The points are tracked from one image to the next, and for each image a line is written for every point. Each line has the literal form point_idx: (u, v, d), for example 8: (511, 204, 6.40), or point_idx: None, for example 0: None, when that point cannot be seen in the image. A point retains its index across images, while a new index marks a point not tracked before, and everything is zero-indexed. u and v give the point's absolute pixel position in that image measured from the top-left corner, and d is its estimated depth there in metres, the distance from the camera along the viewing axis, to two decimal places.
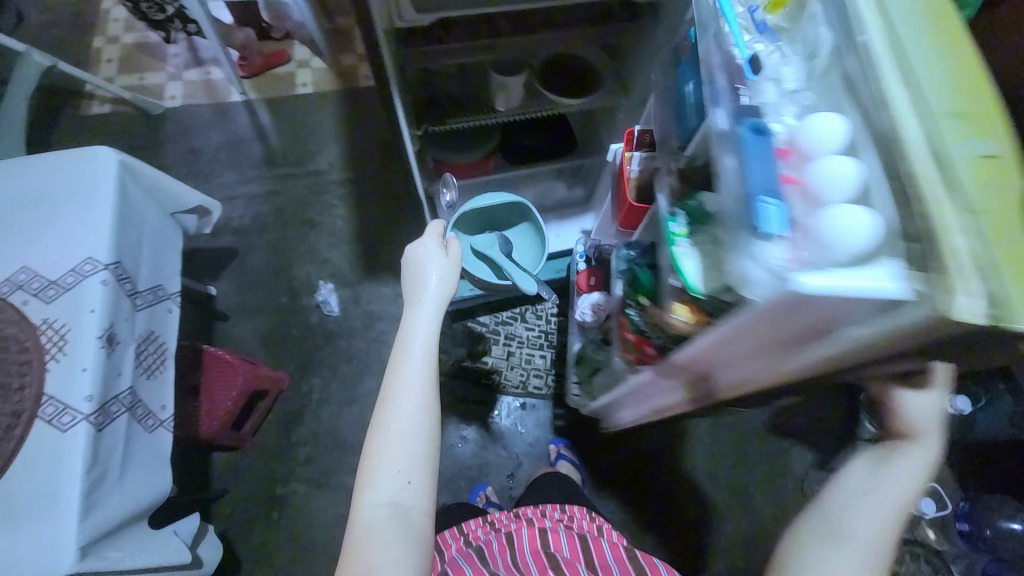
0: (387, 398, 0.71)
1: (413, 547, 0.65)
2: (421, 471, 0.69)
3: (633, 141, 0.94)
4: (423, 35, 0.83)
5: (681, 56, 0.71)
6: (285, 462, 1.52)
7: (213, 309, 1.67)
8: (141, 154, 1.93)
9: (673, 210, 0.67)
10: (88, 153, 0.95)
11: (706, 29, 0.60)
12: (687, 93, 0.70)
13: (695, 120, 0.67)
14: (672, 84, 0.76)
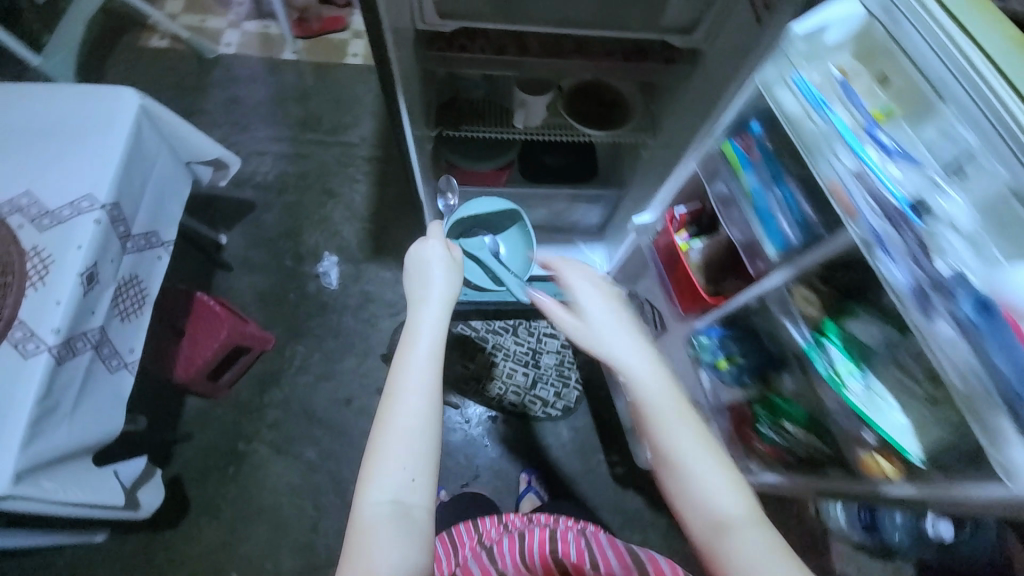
0: (395, 391, 0.67)
1: (415, 548, 0.60)
2: (425, 469, 0.65)
3: (682, 224, 0.95)
4: (449, 41, 0.81)
5: (750, 158, 0.76)
6: (253, 420, 1.55)
7: (219, 258, 1.71)
8: (187, 94, 1.98)
9: (817, 342, 0.74)
10: (116, 93, 0.98)
11: (835, 165, 0.62)
12: (776, 200, 0.73)
13: (801, 231, 0.70)
14: (736, 184, 0.79)
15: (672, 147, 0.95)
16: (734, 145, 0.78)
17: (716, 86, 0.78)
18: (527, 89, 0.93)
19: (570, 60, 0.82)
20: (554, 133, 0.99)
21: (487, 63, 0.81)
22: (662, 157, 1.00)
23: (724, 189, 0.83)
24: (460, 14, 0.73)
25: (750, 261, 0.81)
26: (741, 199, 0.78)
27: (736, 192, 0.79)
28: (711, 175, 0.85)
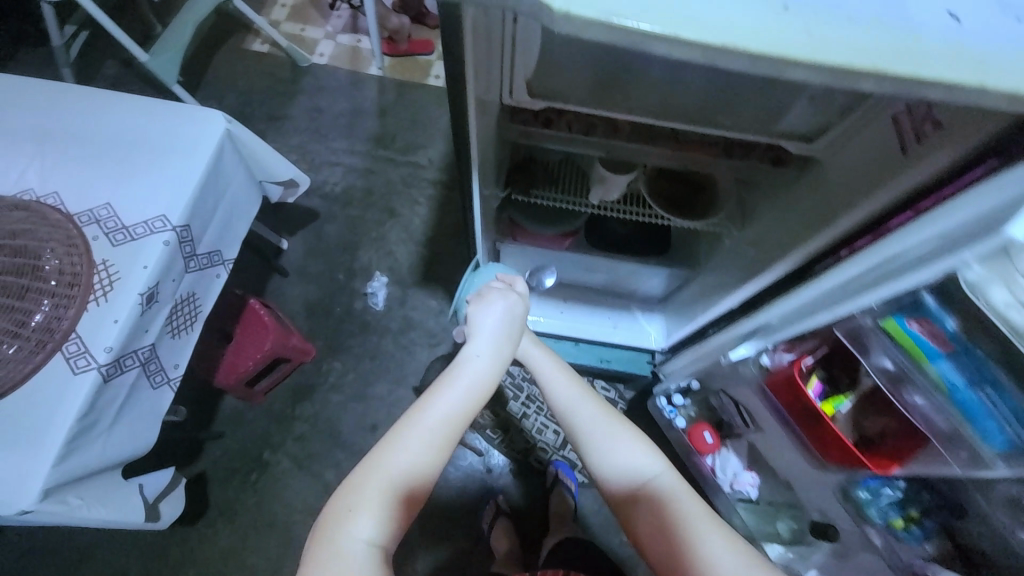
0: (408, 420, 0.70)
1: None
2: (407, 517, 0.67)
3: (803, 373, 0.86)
4: (535, 113, 0.76)
5: (944, 347, 0.57)
6: (281, 430, 1.56)
7: (277, 263, 1.75)
8: (276, 99, 2.06)
9: None
10: (204, 114, 1.01)
11: None
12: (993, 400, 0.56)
13: None
14: (916, 368, 0.63)
15: (760, 248, 0.85)
16: (909, 328, 0.60)
17: (827, 204, 0.68)
18: (609, 166, 0.86)
19: (661, 148, 0.75)
20: (631, 211, 0.94)
21: (570, 141, 0.76)
22: (746, 254, 0.90)
23: (891, 364, 0.67)
24: (550, 94, 0.67)
25: (949, 455, 0.68)
26: (930, 391, 0.63)
27: (921, 382, 0.64)
28: (860, 345, 0.70)
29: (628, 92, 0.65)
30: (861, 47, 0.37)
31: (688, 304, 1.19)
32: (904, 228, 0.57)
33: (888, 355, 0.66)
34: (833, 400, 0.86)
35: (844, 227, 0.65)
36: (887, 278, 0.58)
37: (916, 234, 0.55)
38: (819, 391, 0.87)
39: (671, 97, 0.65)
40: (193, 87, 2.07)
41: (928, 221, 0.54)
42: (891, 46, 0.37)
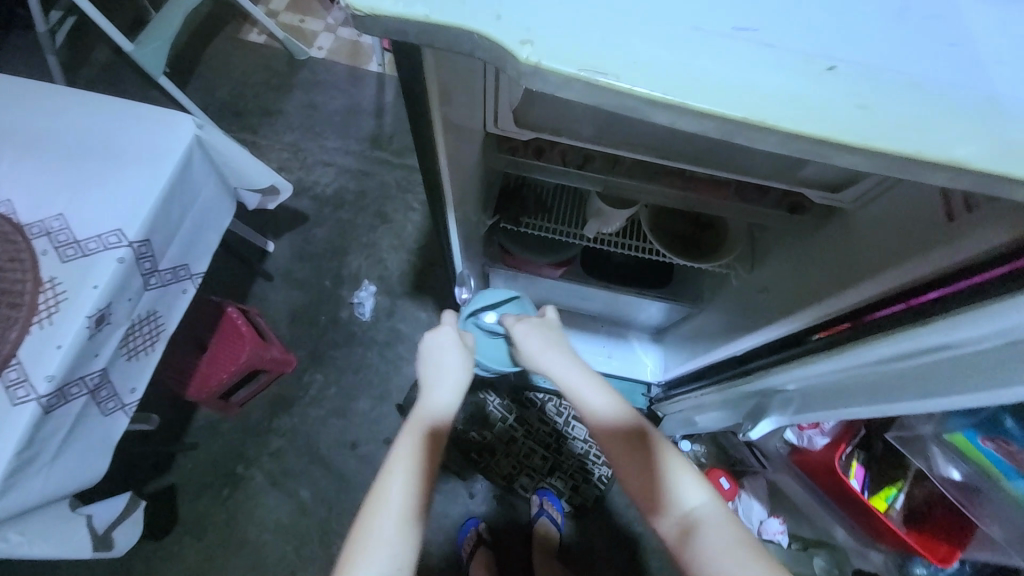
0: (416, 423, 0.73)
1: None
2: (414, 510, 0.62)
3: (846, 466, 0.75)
4: (524, 141, 0.68)
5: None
6: (257, 443, 1.49)
7: (261, 266, 1.68)
8: (270, 93, 1.98)
9: None
10: (171, 118, 0.93)
11: None
12: None
13: None
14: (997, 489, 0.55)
15: (771, 295, 0.77)
16: (982, 446, 0.53)
17: (849, 263, 0.60)
18: (608, 198, 0.78)
19: (666, 188, 0.67)
20: (630, 245, 0.87)
21: (562, 174, 0.68)
22: (755, 301, 0.82)
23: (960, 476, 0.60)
24: (539, 125, 0.59)
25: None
26: (1010, 508, 0.57)
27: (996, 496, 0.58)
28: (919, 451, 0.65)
29: (629, 131, 0.57)
30: (906, 128, 0.30)
31: (694, 338, 1.08)
32: (881, 337, 0.54)
33: (955, 468, 0.61)
34: (883, 492, 0.78)
35: (863, 295, 0.57)
36: (897, 386, 0.54)
37: (895, 347, 0.53)
38: (864, 478, 0.79)
39: (676, 139, 0.57)
40: (185, 77, 1.99)
41: (905, 339, 0.51)
42: (940, 126, 0.30)
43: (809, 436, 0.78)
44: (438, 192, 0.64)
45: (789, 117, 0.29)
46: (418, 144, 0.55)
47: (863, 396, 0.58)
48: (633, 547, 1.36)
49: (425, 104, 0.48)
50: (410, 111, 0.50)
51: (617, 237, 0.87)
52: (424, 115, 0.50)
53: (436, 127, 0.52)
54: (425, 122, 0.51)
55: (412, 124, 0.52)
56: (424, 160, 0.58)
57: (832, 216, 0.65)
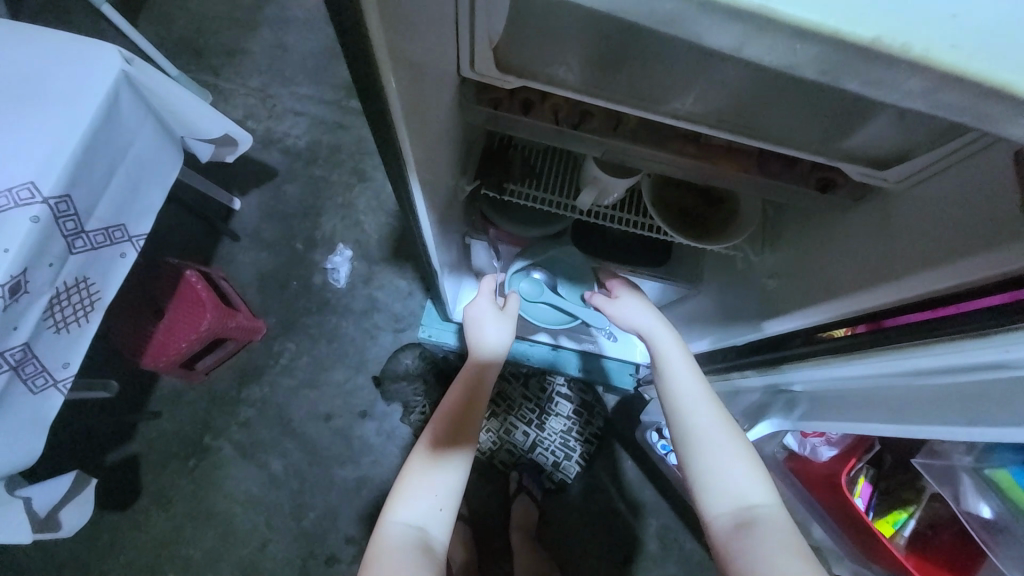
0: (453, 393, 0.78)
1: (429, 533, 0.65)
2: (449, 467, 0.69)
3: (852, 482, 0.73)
4: (509, 90, 0.56)
5: None
6: (224, 414, 1.41)
7: (226, 226, 1.53)
8: (234, 29, 1.75)
9: None
10: (94, 51, 0.80)
11: None
12: None
13: None
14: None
15: (782, 283, 0.69)
16: None
17: (884, 254, 0.51)
18: (607, 165, 0.66)
19: (677, 156, 0.56)
20: (630, 218, 0.76)
21: (556, 135, 0.57)
22: (763, 289, 0.73)
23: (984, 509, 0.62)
24: (528, 70, 0.47)
25: None
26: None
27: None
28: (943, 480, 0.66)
29: (638, 78, 0.45)
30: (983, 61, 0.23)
31: (698, 319, 0.97)
32: (907, 344, 0.50)
33: (986, 503, 0.61)
34: (890, 517, 0.75)
35: (903, 294, 0.49)
36: (935, 402, 0.49)
37: (932, 360, 0.48)
38: (871, 498, 0.77)
39: (695, 91, 0.45)
40: (136, 7, 1.75)
41: (944, 351, 0.47)
42: None
43: (814, 444, 0.76)
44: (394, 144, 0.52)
45: (854, 21, 0.23)
46: (357, 75, 0.43)
47: (880, 411, 0.53)
48: (614, 525, 1.33)
49: (360, 19, 0.36)
50: (338, 20, 0.38)
51: (614, 208, 0.77)
52: (360, 33, 0.38)
53: (379, 56, 0.39)
54: (364, 43, 0.39)
55: (344, 43, 0.39)
56: (369, 98, 0.46)
57: (867, 196, 0.55)
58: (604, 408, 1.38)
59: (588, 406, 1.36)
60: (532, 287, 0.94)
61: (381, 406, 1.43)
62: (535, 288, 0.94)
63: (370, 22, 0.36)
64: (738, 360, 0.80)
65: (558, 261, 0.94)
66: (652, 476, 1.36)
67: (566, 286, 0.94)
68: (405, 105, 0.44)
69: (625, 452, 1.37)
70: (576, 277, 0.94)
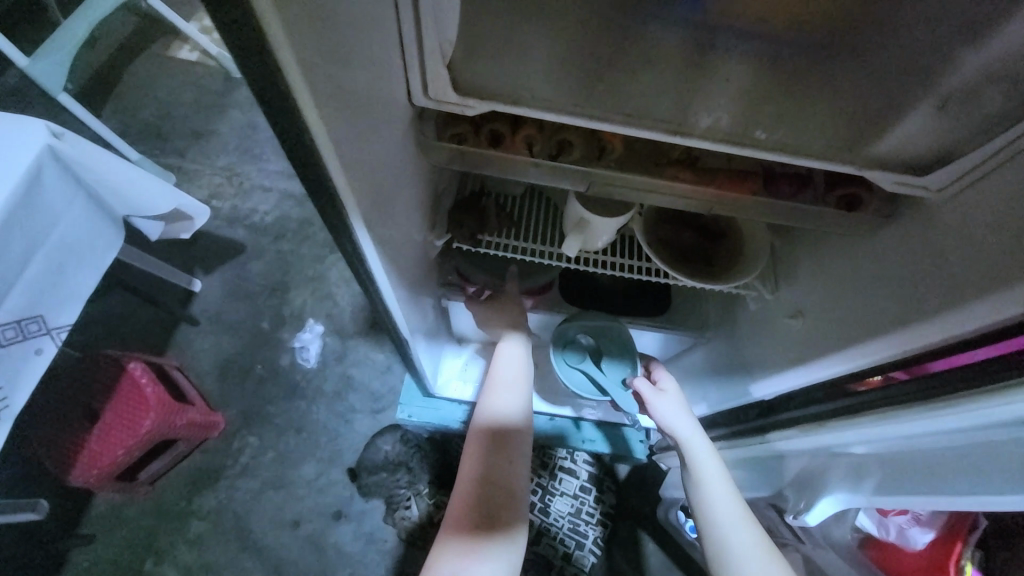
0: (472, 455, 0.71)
1: None
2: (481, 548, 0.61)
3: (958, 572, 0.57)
4: (473, 123, 0.48)
5: None
6: (171, 532, 1.18)
7: (184, 310, 1.39)
8: (201, 111, 1.72)
9: None
10: (16, 126, 0.71)
11: None
12: None
13: None
14: None
15: (807, 323, 0.59)
16: None
17: (932, 278, 0.42)
18: (592, 202, 0.58)
19: (674, 183, 0.49)
20: (624, 263, 0.68)
21: (532, 171, 0.49)
22: (787, 332, 0.63)
23: None
24: (492, 91, 0.40)
25: None
26: None
27: None
28: None
29: (624, 89, 0.39)
30: None
31: (708, 369, 0.85)
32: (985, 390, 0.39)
33: None
34: None
35: (966, 324, 0.39)
36: None
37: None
38: None
39: (690, 98, 0.39)
40: (100, 97, 1.71)
41: None
42: None
43: (900, 524, 0.60)
44: (339, 215, 0.41)
45: None
46: (286, 141, 0.33)
47: (963, 476, 0.41)
48: None
49: (276, 67, 0.28)
50: (249, 77, 0.28)
51: (605, 253, 0.69)
52: (276, 80, 0.29)
53: (307, 109, 0.31)
54: (283, 92, 0.29)
55: (263, 103, 0.30)
56: (302, 166, 0.36)
57: (900, 210, 0.47)
58: (614, 481, 1.21)
59: (597, 480, 1.19)
60: (574, 354, 0.82)
61: (358, 504, 1.23)
62: (575, 355, 0.81)
63: (287, 67, 0.28)
64: (761, 417, 0.68)
65: (613, 333, 0.80)
66: (680, 559, 1.16)
67: (613, 361, 0.80)
68: (347, 165, 0.35)
69: (644, 533, 1.18)
70: (627, 356, 0.79)
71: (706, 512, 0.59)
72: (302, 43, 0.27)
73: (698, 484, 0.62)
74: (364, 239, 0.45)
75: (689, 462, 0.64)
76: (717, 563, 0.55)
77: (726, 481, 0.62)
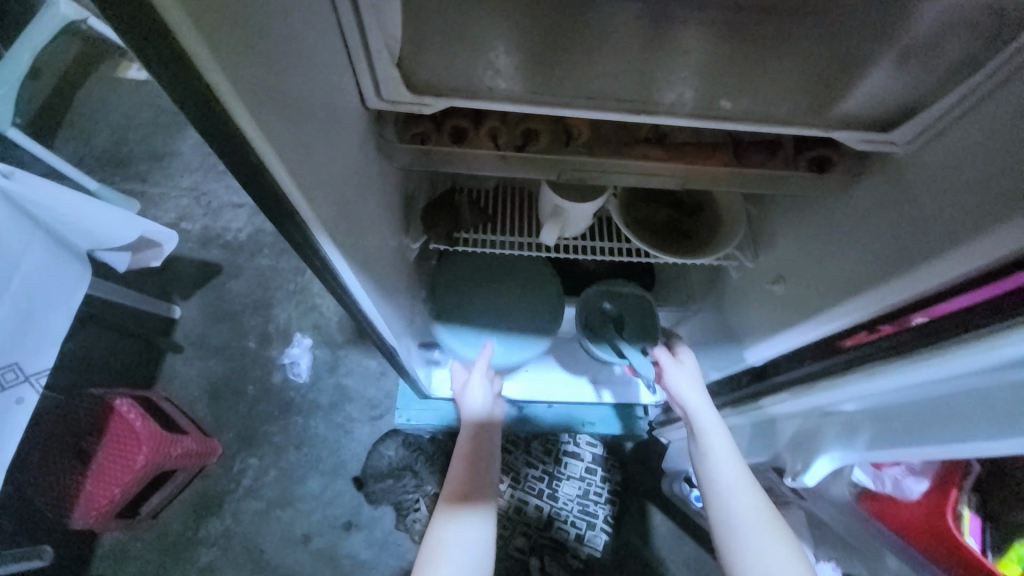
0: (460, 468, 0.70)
1: None
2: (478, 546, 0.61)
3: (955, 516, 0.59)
4: (434, 121, 0.47)
5: None
6: (180, 562, 1.17)
7: (164, 339, 1.35)
8: (157, 132, 1.64)
9: None
10: None
11: None
12: None
13: None
14: None
15: (790, 287, 0.59)
16: None
17: (908, 234, 0.43)
18: (565, 190, 0.57)
19: (642, 160, 0.48)
20: (603, 246, 0.67)
21: (500, 163, 0.48)
22: (771, 297, 0.63)
23: None
24: (446, 86, 0.39)
25: None
26: None
27: None
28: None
29: (583, 73, 0.38)
30: None
31: (698, 342, 0.85)
32: None
33: None
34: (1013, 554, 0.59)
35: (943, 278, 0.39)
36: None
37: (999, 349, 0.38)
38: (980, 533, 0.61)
39: (649, 75, 0.39)
40: (51, 129, 1.63)
41: None
42: None
43: (895, 476, 0.61)
44: (305, 235, 0.40)
45: None
46: (239, 171, 0.32)
47: (950, 425, 0.42)
48: None
49: (221, 106, 0.27)
50: (187, 109, 0.27)
51: (583, 238, 0.68)
52: (220, 116, 0.28)
53: (259, 142, 0.30)
54: (229, 125, 0.28)
55: (209, 139, 0.29)
56: (261, 195, 0.35)
57: (873, 167, 0.47)
58: (619, 457, 1.22)
59: (602, 461, 1.20)
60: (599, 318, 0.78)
61: (367, 513, 1.22)
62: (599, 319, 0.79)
63: (229, 103, 0.27)
64: (750, 383, 0.68)
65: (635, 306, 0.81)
66: (690, 528, 1.18)
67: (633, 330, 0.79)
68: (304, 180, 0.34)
69: (653, 507, 1.19)
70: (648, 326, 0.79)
71: (709, 477, 0.62)
72: (242, 75, 0.26)
73: (704, 448, 0.63)
74: (332, 253, 0.44)
75: (694, 429, 0.66)
76: (717, 514, 0.58)
77: (730, 445, 0.63)
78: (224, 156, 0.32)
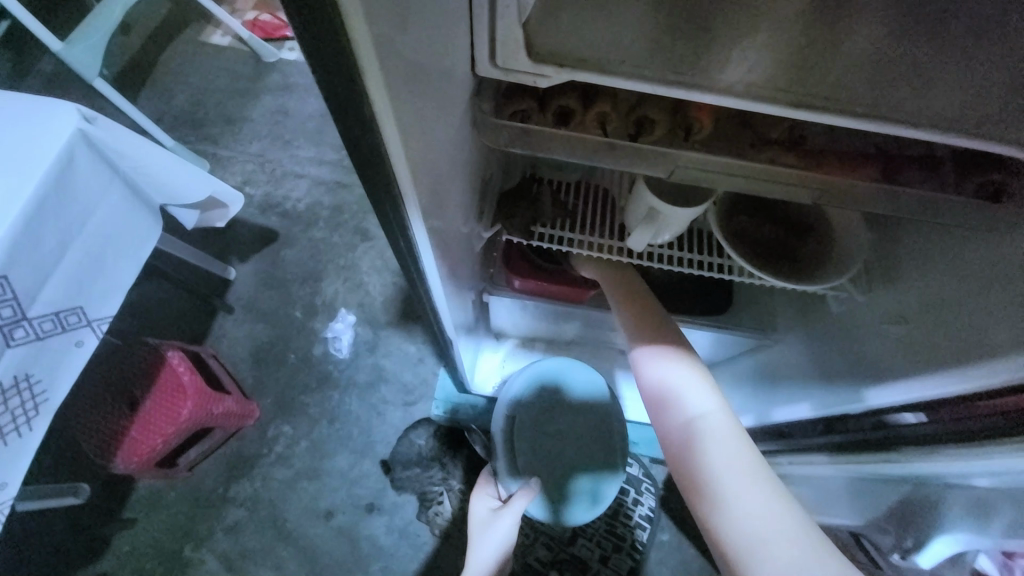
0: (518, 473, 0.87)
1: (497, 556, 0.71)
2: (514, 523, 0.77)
3: None
4: (538, 98, 0.43)
5: None
6: (209, 517, 1.19)
7: (219, 298, 1.38)
8: (233, 98, 1.69)
9: None
10: (51, 111, 0.69)
11: None
12: None
13: None
14: None
15: (914, 331, 0.50)
16: None
17: None
18: (664, 192, 0.51)
19: (771, 165, 0.42)
20: (691, 258, 0.61)
21: (605, 151, 0.42)
22: (882, 339, 0.55)
23: None
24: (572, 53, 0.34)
25: None
26: None
27: None
28: None
29: (736, 47, 0.32)
30: None
31: (774, 374, 0.77)
32: None
33: None
34: None
35: None
36: None
37: None
38: None
39: (813, 61, 0.32)
40: (138, 85, 1.70)
41: None
42: None
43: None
44: (396, 204, 0.37)
45: None
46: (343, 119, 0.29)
47: None
48: None
49: (343, 29, 0.24)
50: (305, 32, 0.24)
51: (668, 247, 0.63)
52: (345, 48, 0.25)
53: (376, 90, 0.27)
54: (352, 61, 0.26)
55: (320, 72, 0.27)
56: (361, 148, 0.32)
57: None
58: (655, 484, 1.14)
59: (636, 483, 1.13)
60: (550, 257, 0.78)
61: (390, 497, 1.21)
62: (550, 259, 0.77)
63: (353, 29, 0.24)
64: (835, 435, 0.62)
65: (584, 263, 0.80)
66: None
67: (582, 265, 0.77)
68: (405, 140, 0.31)
69: (689, 540, 1.11)
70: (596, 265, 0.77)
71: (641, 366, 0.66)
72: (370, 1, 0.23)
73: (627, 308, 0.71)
74: (416, 227, 0.40)
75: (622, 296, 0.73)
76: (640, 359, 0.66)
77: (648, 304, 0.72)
78: (333, 99, 0.28)
